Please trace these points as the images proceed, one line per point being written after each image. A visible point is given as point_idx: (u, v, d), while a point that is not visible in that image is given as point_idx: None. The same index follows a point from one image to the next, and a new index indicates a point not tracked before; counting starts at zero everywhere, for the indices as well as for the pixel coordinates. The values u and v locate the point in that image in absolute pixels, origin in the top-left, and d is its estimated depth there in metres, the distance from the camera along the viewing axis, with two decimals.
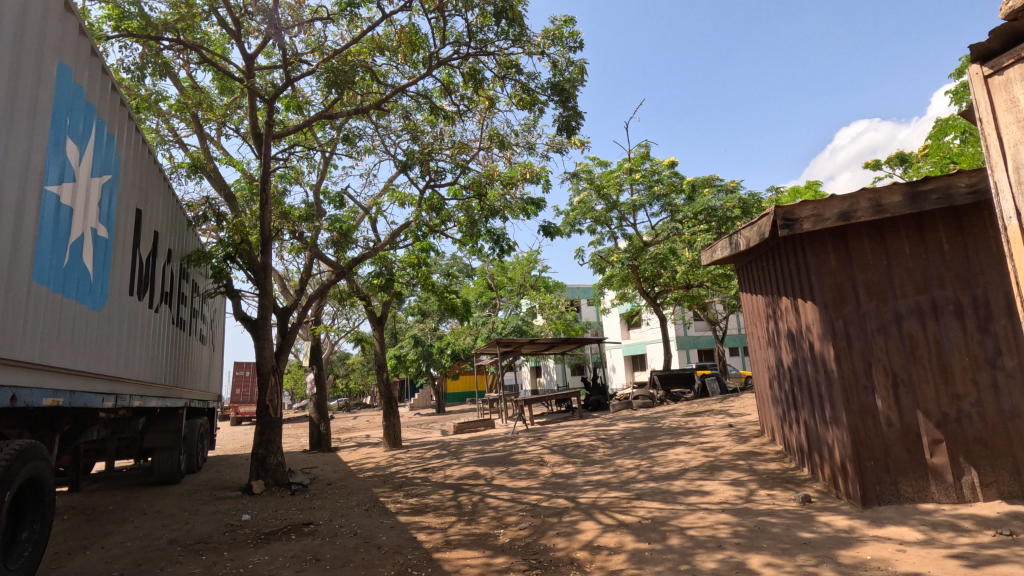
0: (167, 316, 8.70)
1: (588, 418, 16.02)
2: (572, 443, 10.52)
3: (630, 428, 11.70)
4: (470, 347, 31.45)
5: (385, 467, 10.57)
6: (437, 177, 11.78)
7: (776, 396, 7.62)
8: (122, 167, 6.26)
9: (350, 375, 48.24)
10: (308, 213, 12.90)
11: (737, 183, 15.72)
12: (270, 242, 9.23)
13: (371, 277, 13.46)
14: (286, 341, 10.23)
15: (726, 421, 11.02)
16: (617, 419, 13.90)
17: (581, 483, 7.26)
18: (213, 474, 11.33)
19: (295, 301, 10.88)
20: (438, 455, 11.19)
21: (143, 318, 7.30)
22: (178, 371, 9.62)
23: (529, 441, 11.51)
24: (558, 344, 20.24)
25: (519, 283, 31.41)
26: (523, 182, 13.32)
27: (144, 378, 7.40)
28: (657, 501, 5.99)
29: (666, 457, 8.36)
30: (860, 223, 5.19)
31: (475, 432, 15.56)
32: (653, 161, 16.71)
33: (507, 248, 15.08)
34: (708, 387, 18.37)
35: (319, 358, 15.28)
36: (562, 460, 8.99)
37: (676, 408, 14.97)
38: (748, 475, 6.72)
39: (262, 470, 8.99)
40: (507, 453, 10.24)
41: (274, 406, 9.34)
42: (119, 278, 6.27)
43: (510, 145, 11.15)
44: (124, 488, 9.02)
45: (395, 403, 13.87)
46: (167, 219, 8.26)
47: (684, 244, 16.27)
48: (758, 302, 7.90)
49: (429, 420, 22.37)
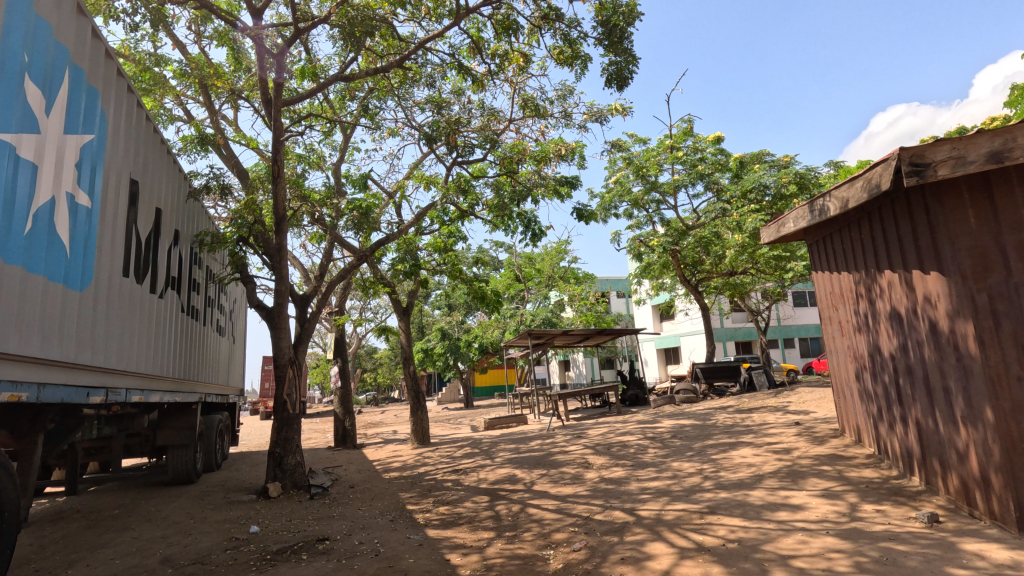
0: (175, 304, 8.01)
1: (627, 414, 14.96)
2: (616, 442, 9.51)
3: (679, 426, 10.62)
4: (499, 340, 30.59)
5: (412, 467, 9.74)
6: (465, 153, 10.89)
7: (866, 391, 6.49)
8: (110, 130, 5.51)
9: (377, 369, 48.08)
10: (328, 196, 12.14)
11: (791, 158, 14.32)
12: (285, 222, 8.45)
13: (395, 263, 12.67)
14: (305, 331, 9.44)
15: (789, 419, 9.84)
16: (661, 416, 12.81)
17: (637, 492, 6.27)
18: (231, 473, 10.69)
19: (315, 287, 10.08)
20: (469, 453, 10.31)
21: (143, 305, 6.59)
22: (189, 364, 8.96)
23: (567, 440, 10.53)
24: (592, 336, 19.17)
25: (547, 275, 30.52)
26: (556, 159, 12.28)
27: (146, 371, 6.70)
28: (738, 517, 4.97)
29: (730, 459, 7.29)
30: (1015, 169, 4.08)
31: (507, 428, 14.69)
32: (697, 137, 15.43)
33: (539, 232, 14.11)
34: (756, 380, 17.07)
35: (343, 351, 14.57)
36: (609, 462, 7.99)
37: (724, 403, 13.80)
38: (842, 485, 5.61)
39: (279, 472, 8.23)
40: (545, 453, 9.28)
41: (292, 401, 8.58)
42: (110, 257, 5.52)
43: (545, 110, 10.14)
44: (134, 490, 8.40)
45: (423, 397, 13.04)
46: (171, 196, 7.51)
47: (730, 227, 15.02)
48: (842, 281, 6.77)
49: (457, 415, 21.58)
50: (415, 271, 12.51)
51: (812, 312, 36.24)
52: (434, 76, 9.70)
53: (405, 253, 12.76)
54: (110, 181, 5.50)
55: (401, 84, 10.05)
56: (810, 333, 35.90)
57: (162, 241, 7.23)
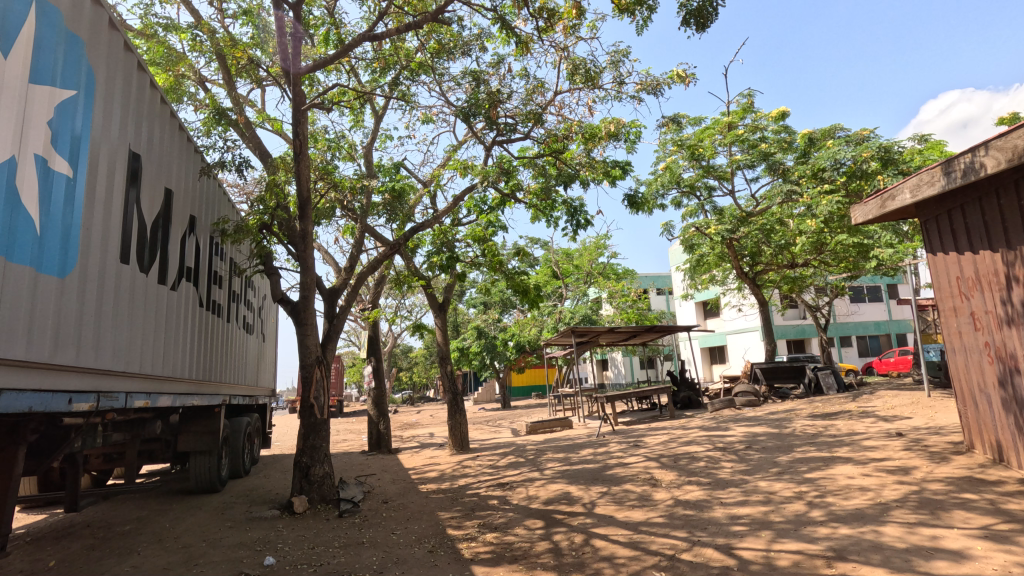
0: (192, 298, 7.30)
1: (682, 419, 13.68)
2: (682, 453, 8.33)
3: (751, 434, 9.33)
4: (537, 339, 29.56)
5: (452, 479, 8.79)
6: (506, 131, 9.91)
7: (1018, 399, 5.18)
8: (102, 90, 4.74)
9: (413, 368, 47.80)
10: (360, 182, 11.32)
11: (869, 131, 12.77)
12: (309, 206, 7.62)
13: (430, 255, 11.78)
14: (334, 328, 8.61)
15: (886, 429, 8.43)
16: (724, 422, 11.53)
17: (726, 522, 5.13)
18: (259, 481, 9.97)
19: (344, 279, 9.24)
20: (514, 463, 9.32)
21: (150, 297, 5.84)
22: (210, 363, 8.28)
23: (624, 449, 9.42)
24: (640, 334, 17.88)
25: (586, 271, 29.50)
26: (606, 139, 11.13)
27: (154, 372, 5.94)
28: (880, 568, 3.77)
29: (833, 479, 6.04)
30: None
31: (551, 433, 13.64)
32: (757, 114, 14.06)
33: (585, 222, 13.00)
34: (824, 382, 15.51)
35: (377, 349, 13.81)
36: (681, 479, 6.82)
37: (795, 408, 12.38)
38: (1008, 522, 4.32)
39: (306, 484, 7.41)
40: (601, 465, 8.18)
41: (320, 405, 7.76)
42: (101, 239, 4.73)
43: (598, 76, 9.06)
44: (151, 501, 7.73)
45: (462, 400, 12.09)
46: (183, 177, 6.76)
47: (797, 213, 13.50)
48: (981, 264, 5.51)
49: (496, 417, 20.67)
50: (452, 263, 11.58)
51: (871, 308, 33.81)
52: (472, 44, 8.75)
53: (441, 244, 11.82)
54: (102, 151, 4.73)
55: (436, 57, 9.13)
56: (869, 331, 33.58)
57: (174, 225, 6.52)
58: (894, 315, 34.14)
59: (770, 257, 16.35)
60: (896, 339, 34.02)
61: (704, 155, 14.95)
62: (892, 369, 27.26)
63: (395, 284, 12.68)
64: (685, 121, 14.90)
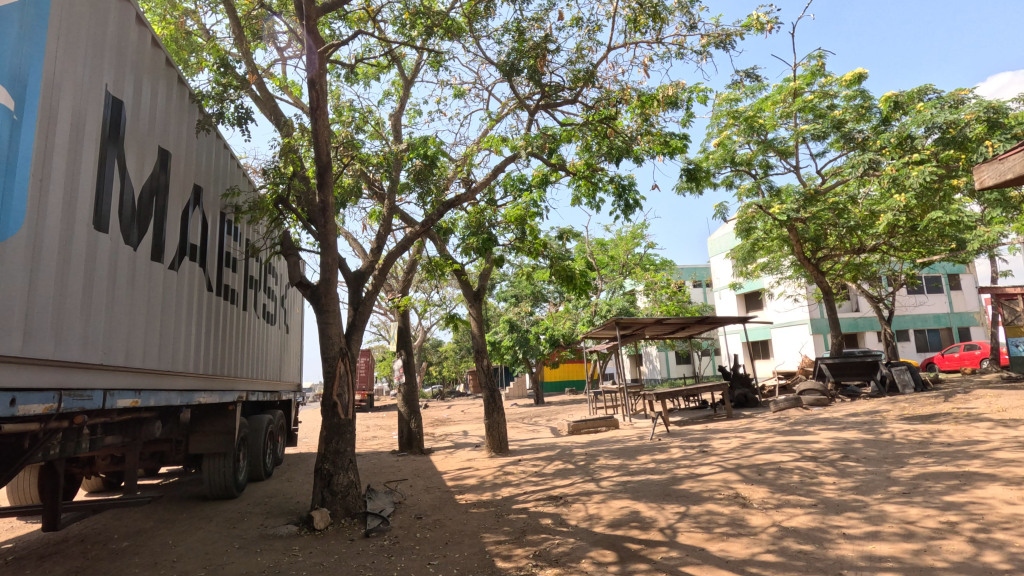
0: (198, 281, 6.38)
1: (742, 419, 12.32)
2: (765, 463, 7.05)
3: (841, 441, 7.97)
4: (572, 333, 28.34)
5: (493, 488, 7.71)
6: (551, 95, 8.73)
7: None
8: (61, 11, 3.75)
9: (443, 362, 47.23)
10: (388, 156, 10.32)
11: (964, 92, 11.11)
12: (329, 175, 6.62)
13: (464, 239, 10.68)
14: (360, 316, 7.59)
15: (1017, 438, 6.97)
16: (798, 425, 10.15)
17: (866, 565, 3.89)
18: (280, 485, 9.09)
19: (371, 262, 8.22)
20: (563, 470, 8.19)
21: (138, 277, 4.86)
22: (222, 355, 7.39)
23: (689, 455, 8.18)
24: (688, 326, 16.49)
25: (622, 262, 28.17)
26: (663, 105, 9.81)
27: (146, 365, 5.00)
28: None
29: (987, 506, 4.70)
30: None
31: (595, 434, 12.47)
32: (828, 78, 12.49)
33: (634, 202, 11.77)
34: (899, 381, 14.04)
35: (407, 341, 12.83)
36: (777, 500, 5.56)
37: (877, 409, 10.90)
38: None
39: (327, 495, 6.44)
40: (668, 476, 6.97)
41: (344, 404, 6.80)
42: (62, 198, 3.73)
43: (657, 23, 7.79)
44: (158, 512, 6.87)
45: (499, 398, 10.99)
46: (181, 138, 5.78)
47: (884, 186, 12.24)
48: None
49: (531, 414, 19.54)
50: (489, 245, 10.47)
51: (930, 300, 31.39)
52: None
53: (477, 226, 10.74)
54: (64, 87, 3.74)
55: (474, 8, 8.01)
56: (928, 325, 31.22)
57: (172, 194, 5.57)
58: (955, 307, 31.68)
59: (837, 239, 14.75)
60: (958, 332, 31.60)
61: (763, 128, 13.46)
62: (958, 366, 25.14)
63: (426, 271, 11.66)
64: (742, 90, 13.44)
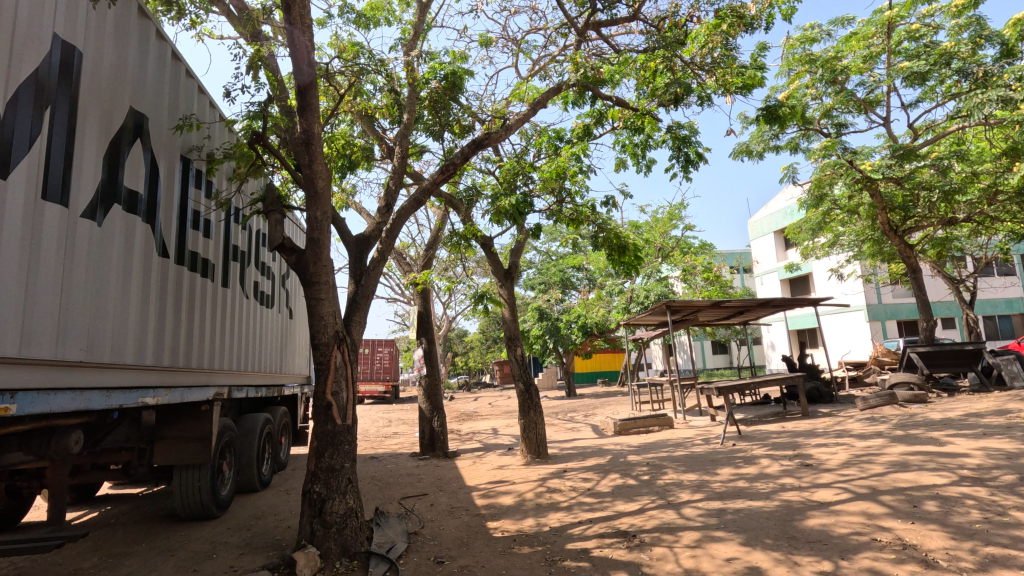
0: (143, 242, 4.73)
1: (826, 418, 10.31)
2: (912, 487, 5.15)
3: (998, 454, 6.00)
4: (606, 322, 26.52)
5: (536, 512, 5.97)
6: (605, 9, 6.85)
7: None
8: None
9: (468, 352, 45.87)
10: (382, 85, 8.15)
11: None
12: (314, 93, 4.97)
13: (490, 206, 8.86)
14: (364, 291, 5.89)
15: None
16: (912, 429, 8.13)
17: None
18: (274, 498, 7.52)
19: (377, 222, 6.43)
20: (626, 488, 6.39)
21: (10, 221, 3.22)
22: (195, 344, 5.79)
23: (789, 470, 6.31)
24: (748, 310, 14.42)
25: (659, 245, 26.10)
26: (738, 30, 7.85)
27: (27, 356, 3.34)
28: None
29: None
30: None
31: (647, 435, 10.66)
32: (932, 6, 10.28)
33: (695, 157, 9.87)
34: (1007, 372, 11.77)
35: (428, 327, 11.15)
36: (976, 557, 3.70)
37: (1008, 409, 8.78)
38: None
39: (317, 528, 4.82)
40: (776, 503, 5.13)
41: (342, 406, 5.16)
42: None
43: None
44: (106, 549, 5.31)
45: (536, 392, 9.24)
46: (95, 34, 4.08)
47: (1016, 127, 10.09)
48: None
49: (566, 409, 17.74)
50: (523, 209, 8.66)
51: (1009, 282, 28.41)
52: None
53: (508, 188, 8.97)
54: None
55: None
56: (1000, 310, 28.27)
57: (84, 116, 3.94)
58: None
59: (930, 205, 12.50)
60: None
61: (848, 72, 11.31)
62: None
63: (449, 244, 9.94)
64: (819, 29, 11.32)
